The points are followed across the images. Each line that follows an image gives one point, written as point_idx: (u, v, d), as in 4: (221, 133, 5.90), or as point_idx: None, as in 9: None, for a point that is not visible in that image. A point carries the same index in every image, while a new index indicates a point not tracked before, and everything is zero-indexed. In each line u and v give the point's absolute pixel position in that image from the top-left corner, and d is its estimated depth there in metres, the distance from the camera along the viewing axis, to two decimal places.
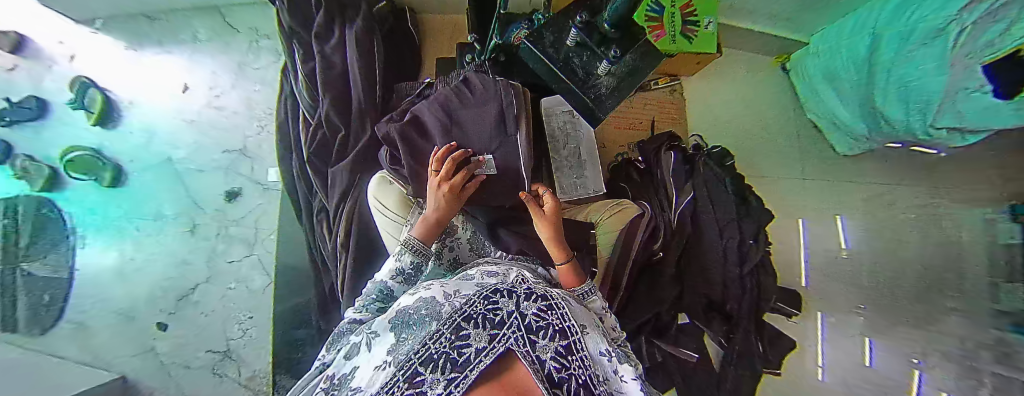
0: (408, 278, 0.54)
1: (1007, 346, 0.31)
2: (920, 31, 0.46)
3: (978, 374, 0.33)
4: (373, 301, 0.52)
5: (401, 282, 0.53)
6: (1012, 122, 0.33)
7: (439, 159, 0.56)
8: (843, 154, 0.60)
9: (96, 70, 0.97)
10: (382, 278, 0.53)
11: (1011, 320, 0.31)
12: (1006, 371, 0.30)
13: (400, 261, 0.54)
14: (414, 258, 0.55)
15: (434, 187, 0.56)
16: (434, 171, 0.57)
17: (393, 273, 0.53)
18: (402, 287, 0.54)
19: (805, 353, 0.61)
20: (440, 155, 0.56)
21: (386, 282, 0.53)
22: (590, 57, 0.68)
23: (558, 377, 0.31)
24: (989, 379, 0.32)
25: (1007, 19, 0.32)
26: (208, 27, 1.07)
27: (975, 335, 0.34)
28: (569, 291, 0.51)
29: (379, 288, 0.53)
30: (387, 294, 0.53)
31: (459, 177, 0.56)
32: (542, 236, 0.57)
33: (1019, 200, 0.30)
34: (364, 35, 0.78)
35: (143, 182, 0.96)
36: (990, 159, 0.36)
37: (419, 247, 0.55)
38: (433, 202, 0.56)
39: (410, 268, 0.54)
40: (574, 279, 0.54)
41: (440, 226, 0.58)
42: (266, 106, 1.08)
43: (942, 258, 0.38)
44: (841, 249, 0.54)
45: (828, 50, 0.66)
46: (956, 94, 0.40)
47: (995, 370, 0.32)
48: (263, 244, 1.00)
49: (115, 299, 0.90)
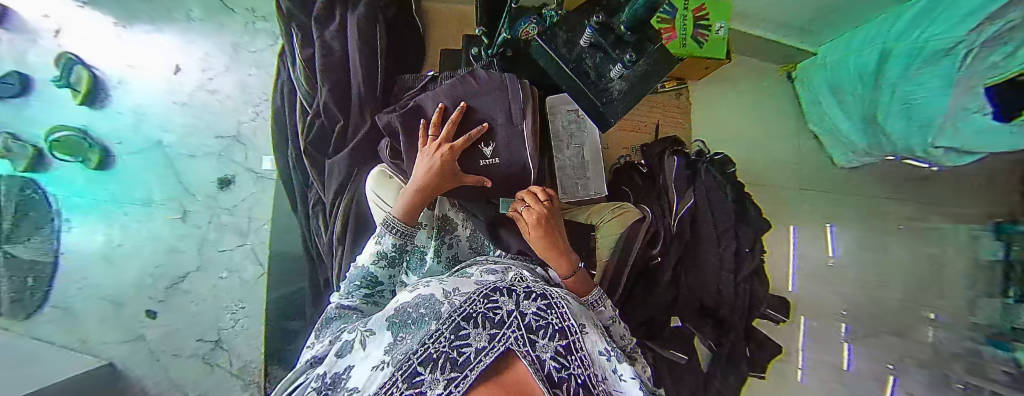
0: (391, 262, 0.54)
1: (980, 356, 0.32)
2: (928, 49, 0.46)
3: (952, 382, 0.35)
4: (359, 287, 0.53)
5: (383, 267, 0.53)
6: (1005, 144, 0.34)
7: (437, 123, 0.58)
8: (841, 166, 0.63)
9: (79, 42, 0.92)
10: (364, 263, 0.53)
11: (988, 334, 0.32)
12: (979, 383, 0.32)
13: (381, 244, 0.52)
14: (396, 240, 0.53)
15: (431, 147, 0.56)
16: (433, 136, 0.58)
17: (374, 258, 0.52)
18: (385, 272, 0.54)
19: (789, 358, 0.62)
20: (437, 120, 0.59)
21: (367, 268, 0.52)
22: (603, 58, 0.68)
23: (557, 377, 0.32)
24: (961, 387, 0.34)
25: (1014, 43, 0.32)
26: (202, 5, 0.98)
27: (954, 346, 0.35)
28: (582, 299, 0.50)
29: (362, 275, 0.53)
30: (371, 279, 0.53)
31: (459, 141, 0.56)
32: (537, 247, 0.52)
33: (1002, 219, 0.31)
34: (365, 20, 0.76)
35: (131, 166, 0.93)
36: (977, 177, 0.37)
37: (400, 228, 0.53)
38: (427, 161, 0.54)
39: (393, 252, 0.53)
40: (583, 290, 0.52)
41: (423, 199, 0.54)
42: (262, 92, 1.01)
43: (923, 271, 0.40)
44: (829, 257, 0.55)
45: (838, 62, 0.66)
46: (957, 115, 0.41)
47: (967, 380, 0.33)
48: (257, 234, 0.97)
49: (104, 284, 0.89)
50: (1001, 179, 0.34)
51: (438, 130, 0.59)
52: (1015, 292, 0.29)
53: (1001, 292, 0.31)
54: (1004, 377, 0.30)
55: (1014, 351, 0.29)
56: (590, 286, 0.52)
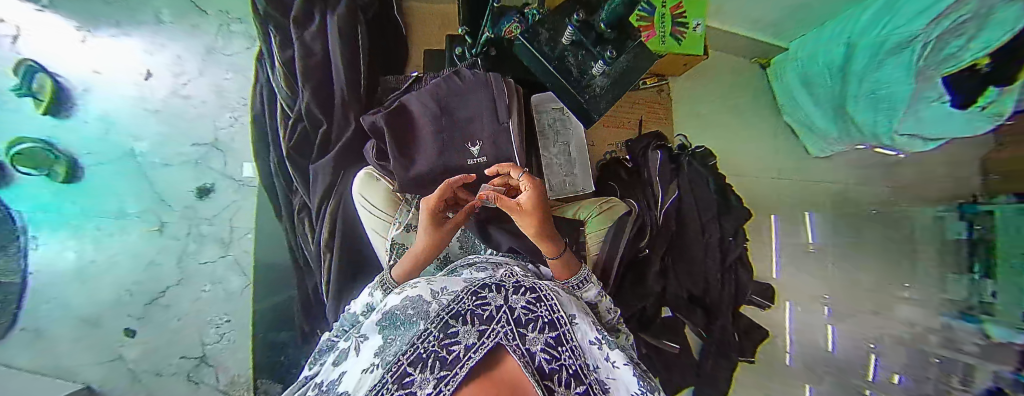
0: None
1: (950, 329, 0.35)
2: (889, 43, 0.49)
3: (926, 356, 0.37)
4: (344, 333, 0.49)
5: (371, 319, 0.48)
6: (957, 129, 0.38)
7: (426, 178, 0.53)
8: (814, 155, 0.67)
9: (36, 47, 0.85)
10: (354, 310, 0.49)
11: (957, 308, 0.34)
12: (950, 355, 0.34)
13: (371, 296, 0.48)
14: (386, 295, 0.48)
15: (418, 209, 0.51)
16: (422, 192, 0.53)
17: (364, 309, 0.48)
18: None
19: (776, 343, 0.65)
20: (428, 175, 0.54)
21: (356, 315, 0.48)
22: (585, 56, 0.69)
23: (547, 369, 0.32)
24: (934, 360, 0.36)
25: (967, 35, 0.37)
26: (172, 7, 0.94)
27: (923, 321, 0.37)
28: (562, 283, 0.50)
29: (349, 318, 0.49)
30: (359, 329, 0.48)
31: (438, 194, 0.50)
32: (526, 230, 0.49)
33: (965, 200, 0.34)
34: (345, 21, 0.74)
35: (103, 177, 0.89)
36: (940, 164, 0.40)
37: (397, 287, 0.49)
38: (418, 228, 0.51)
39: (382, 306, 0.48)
40: (566, 272, 0.52)
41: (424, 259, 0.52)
42: (240, 96, 0.98)
43: (897, 254, 0.42)
44: (808, 243, 0.58)
45: (806, 57, 0.70)
46: (918, 102, 0.44)
47: (940, 353, 0.35)
48: (239, 244, 0.94)
49: (77, 303, 0.84)
50: (966, 161, 0.36)
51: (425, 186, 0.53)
52: (979, 267, 0.32)
53: (965, 267, 0.34)
54: (972, 348, 0.32)
55: (982, 322, 0.31)
56: (570, 271, 0.52)
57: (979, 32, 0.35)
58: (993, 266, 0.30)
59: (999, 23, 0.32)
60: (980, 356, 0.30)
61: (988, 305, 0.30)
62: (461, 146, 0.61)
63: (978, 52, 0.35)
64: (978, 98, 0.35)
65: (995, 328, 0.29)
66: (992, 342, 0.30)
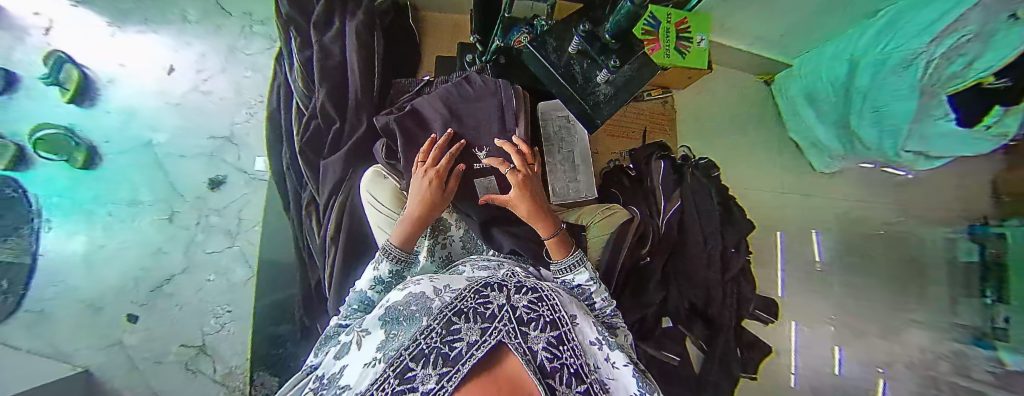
0: (387, 286, 0.52)
1: (964, 356, 0.34)
2: (896, 60, 0.51)
3: (936, 382, 0.36)
4: (354, 312, 0.50)
5: (379, 292, 0.51)
6: (962, 149, 0.39)
7: (428, 148, 0.57)
8: (818, 169, 0.65)
9: (72, 41, 0.90)
10: (360, 288, 0.50)
11: (969, 333, 0.34)
12: (965, 383, 0.33)
13: (378, 270, 0.51)
14: (393, 266, 0.52)
15: (421, 174, 0.55)
16: (423, 160, 0.57)
17: (371, 283, 0.51)
18: (382, 296, 0.52)
19: (780, 360, 0.63)
20: (427, 146, 0.57)
21: (365, 292, 0.50)
22: (590, 64, 0.72)
23: (548, 367, 0.32)
24: (945, 387, 0.35)
25: (969, 55, 0.39)
26: (199, 8, 0.99)
27: (935, 347, 0.37)
28: (556, 265, 0.54)
29: (359, 298, 0.50)
30: (368, 304, 0.51)
31: (445, 163, 0.55)
32: (524, 214, 0.55)
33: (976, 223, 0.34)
34: (364, 27, 0.78)
35: (121, 166, 0.91)
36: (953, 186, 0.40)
37: (397, 254, 0.52)
38: (418, 191, 0.54)
39: (389, 277, 0.51)
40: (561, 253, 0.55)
41: (420, 227, 0.54)
42: (257, 94, 1.02)
43: (905, 276, 0.41)
44: (815, 261, 0.58)
45: (811, 71, 0.71)
46: (924, 119, 0.46)
47: (951, 379, 0.35)
48: (246, 235, 0.96)
49: (81, 288, 0.85)
50: (979, 184, 0.36)
51: (425, 154, 0.57)
52: (991, 292, 0.32)
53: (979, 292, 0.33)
54: (987, 376, 0.31)
55: (997, 349, 0.31)
56: (566, 250, 0.55)
57: (983, 54, 0.37)
58: (1005, 290, 0.30)
59: (1005, 41, 0.34)
60: (996, 385, 0.30)
61: (1002, 332, 0.30)
62: (467, 149, 0.61)
63: (981, 72, 0.36)
64: (984, 117, 0.36)
65: (1010, 356, 0.29)
66: (1009, 370, 0.29)
